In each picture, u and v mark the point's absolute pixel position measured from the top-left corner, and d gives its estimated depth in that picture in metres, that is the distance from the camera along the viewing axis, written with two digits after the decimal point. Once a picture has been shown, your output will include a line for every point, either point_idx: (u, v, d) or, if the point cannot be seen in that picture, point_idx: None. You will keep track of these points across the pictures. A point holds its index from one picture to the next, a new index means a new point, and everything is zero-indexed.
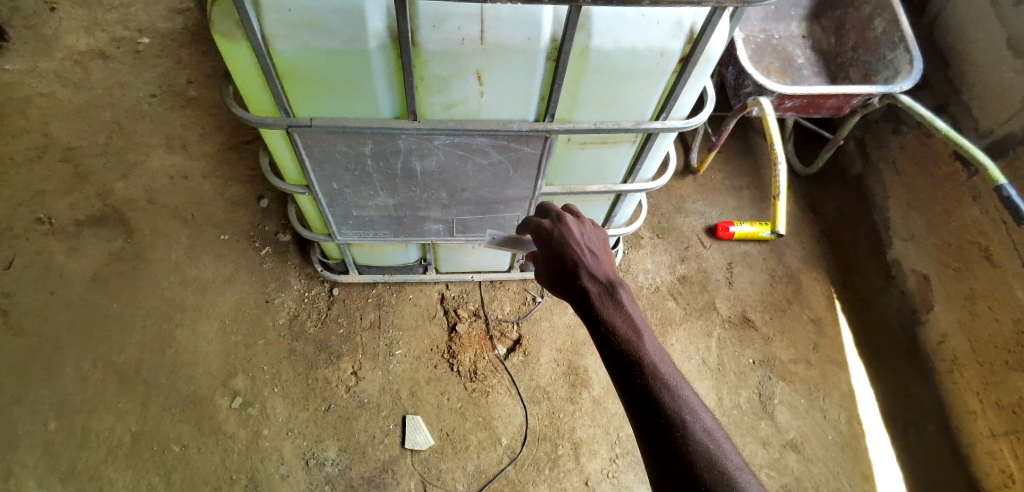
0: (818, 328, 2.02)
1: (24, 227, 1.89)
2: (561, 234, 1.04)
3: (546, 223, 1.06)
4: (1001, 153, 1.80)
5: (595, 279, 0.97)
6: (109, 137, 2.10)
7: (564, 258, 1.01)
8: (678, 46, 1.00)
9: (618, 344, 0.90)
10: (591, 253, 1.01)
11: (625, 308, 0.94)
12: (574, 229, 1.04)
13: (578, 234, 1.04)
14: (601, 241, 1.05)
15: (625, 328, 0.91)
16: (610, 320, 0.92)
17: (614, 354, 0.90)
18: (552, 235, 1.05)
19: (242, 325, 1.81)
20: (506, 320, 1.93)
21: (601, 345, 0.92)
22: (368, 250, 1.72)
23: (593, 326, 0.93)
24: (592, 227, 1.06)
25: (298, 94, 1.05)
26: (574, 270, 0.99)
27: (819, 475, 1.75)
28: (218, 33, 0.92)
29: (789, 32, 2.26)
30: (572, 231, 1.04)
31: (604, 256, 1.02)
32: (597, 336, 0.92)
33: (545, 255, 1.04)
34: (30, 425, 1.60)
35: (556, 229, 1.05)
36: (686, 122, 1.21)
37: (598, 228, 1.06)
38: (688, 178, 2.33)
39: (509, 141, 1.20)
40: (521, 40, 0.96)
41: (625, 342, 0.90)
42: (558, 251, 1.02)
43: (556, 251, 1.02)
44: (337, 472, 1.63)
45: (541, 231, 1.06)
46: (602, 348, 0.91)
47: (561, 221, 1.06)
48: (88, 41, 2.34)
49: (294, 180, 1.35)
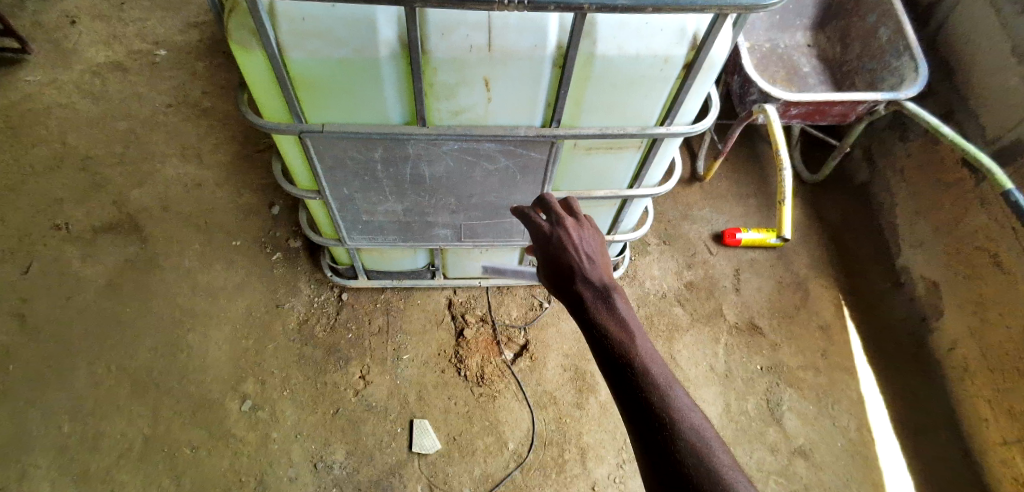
0: (827, 335, 2.01)
1: (42, 234, 1.93)
2: (558, 238, 1.05)
3: (543, 226, 1.08)
4: (1008, 158, 1.80)
5: (591, 281, 0.99)
6: (125, 147, 2.15)
7: (560, 260, 1.02)
8: (681, 52, 1.02)
9: (611, 346, 0.91)
10: (588, 257, 1.02)
11: (620, 311, 0.95)
12: (571, 232, 1.05)
13: (575, 238, 1.05)
14: (598, 244, 1.06)
15: (618, 332, 0.92)
16: (604, 322, 0.94)
17: (607, 356, 0.91)
18: (550, 238, 1.06)
19: (252, 330, 1.83)
20: (514, 326, 1.94)
21: (595, 347, 0.93)
22: (377, 255, 1.74)
23: (587, 327, 0.95)
24: (591, 231, 1.06)
25: (310, 101, 1.08)
26: (569, 272, 1.00)
27: (829, 483, 1.74)
28: (235, 42, 0.95)
29: (794, 41, 2.28)
30: (570, 235, 1.05)
31: (600, 259, 1.03)
32: (590, 338, 0.94)
33: (542, 258, 1.05)
34: (43, 428, 1.63)
35: (554, 233, 1.06)
36: (690, 127, 1.22)
37: (595, 231, 1.07)
38: (694, 185, 2.34)
39: (516, 147, 1.22)
40: (526, 48, 0.98)
41: (618, 344, 0.91)
42: (556, 255, 1.03)
43: (554, 255, 1.03)
44: (345, 475, 1.64)
45: (539, 234, 1.07)
46: (596, 349, 0.92)
47: (560, 224, 1.07)
48: (106, 54, 2.40)
49: (305, 185, 1.38)
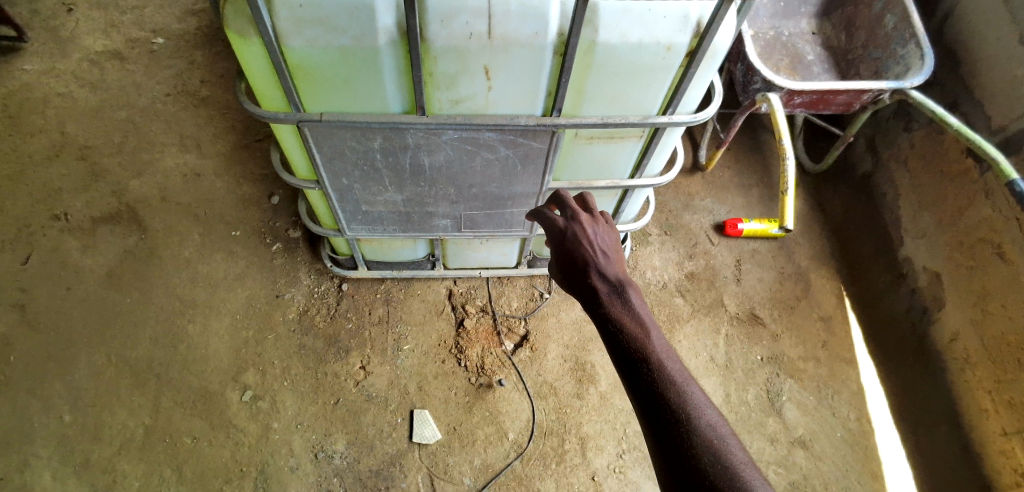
0: (828, 326, 2.00)
1: (41, 224, 1.93)
2: (573, 232, 1.03)
3: (556, 220, 1.06)
4: (1013, 149, 1.78)
5: (604, 277, 0.97)
6: (123, 136, 2.14)
7: (574, 255, 1.00)
8: (684, 40, 1.00)
9: (627, 342, 0.90)
10: (603, 252, 1.00)
11: (635, 307, 0.94)
12: (585, 226, 1.04)
13: (589, 232, 1.03)
14: (612, 238, 1.04)
15: (634, 328, 0.91)
16: (618, 318, 0.93)
17: (622, 353, 0.90)
18: (564, 233, 1.04)
19: (252, 320, 1.83)
20: (514, 316, 1.94)
21: (609, 344, 0.92)
22: (377, 246, 1.74)
23: (602, 323, 0.94)
24: (605, 226, 1.05)
25: (308, 90, 1.07)
26: (583, 267, 0.99)
27: (828, 473, 1.74)
28: (231, 30, 0.94)
29: (798, 29, 2.25)
30: (584, 230, 1.03)
31: (614, 253, 1.02)
32: (605, 334, 0.93)
33: (556, 252, 1.04)
34: (45, 418, 1.64)
35: (568, 227, 1.04)
36: (693, 117, 1.21)
37: (608, 225, 1.06)
38: (696, 175, 2.33)
39: (516, 136, 1.21)
40: (528, 35, 0.96)
41: (633, 339, 0.90)
42: (570, 249, 1.01)
43: (568, 250, 1.01)
44: (345, 465, 1.64)
45: (553, 228, 1.06)
46: (610, 345, 0.92)
47: (574, 218, 1.05)
48: (103, 42, 2.38)
49: (304, 175, 1.37)
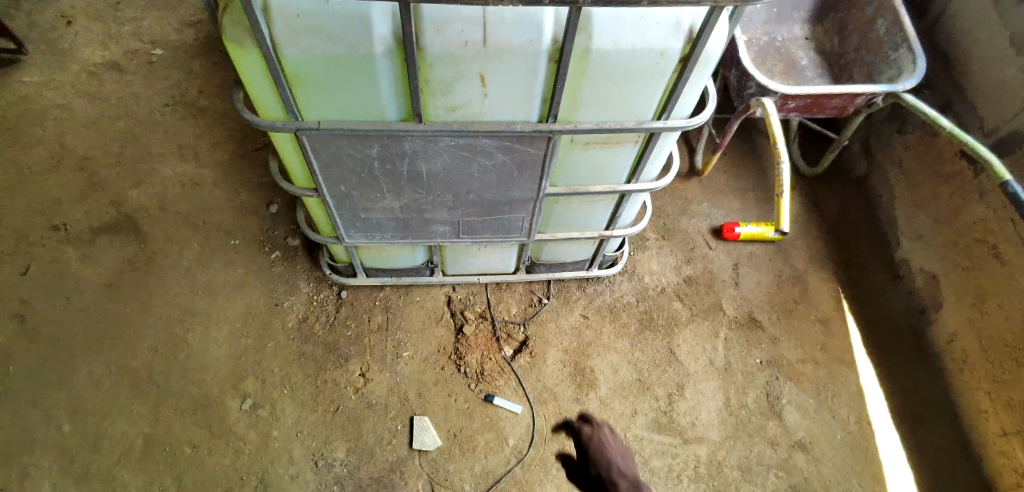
0: (826, 328, 2.01)
1: (41, 235, 1.93)
2: (596, 438, 1.20)
3: (583, 431, 1.22)
4: (1007, 149, 1.80)
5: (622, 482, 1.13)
6: (122, 146, 2.15)
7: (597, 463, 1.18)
8: (677, 46, 1.02)
9: None
10: (621, 458, 1.17)
11: None
12: (608, 446, 1.19)
13: (611, 449, 1.18)
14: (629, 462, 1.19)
15: None
16: None
17: None
18: (588, 441, 1.21)
19: (251, 328, 1.83)
20: (513, 322, 1.94)
21: None
22: (376, 253, 1.74)
23: None
24: (624, 450, 1.20)
25: (306, 98, 1.08)
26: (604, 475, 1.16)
27: (829, 476, 1.74)
28: (229, 39, 0.95)
29: (791, 34, 2.27)
30: (606, 443, 1.19)
31: (631, 463, 1.17)
32: None
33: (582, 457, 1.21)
34: (45, 428, 1.63)
35: (592, 437, 1.21)
36: (687, 121, 1.22)
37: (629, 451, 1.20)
38: (693, 180, 2.34)
39: (512, 142, 1.22)
40: (522, 43, 0.98)
41: None
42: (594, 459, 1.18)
43: (589, 456, 1.20)
44: (346, 473, 1.64)
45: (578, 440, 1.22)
46: None
47: (596, 434, 1.21)
48: (102, 54, 2.40)
49: (302, 183, 1.38)
